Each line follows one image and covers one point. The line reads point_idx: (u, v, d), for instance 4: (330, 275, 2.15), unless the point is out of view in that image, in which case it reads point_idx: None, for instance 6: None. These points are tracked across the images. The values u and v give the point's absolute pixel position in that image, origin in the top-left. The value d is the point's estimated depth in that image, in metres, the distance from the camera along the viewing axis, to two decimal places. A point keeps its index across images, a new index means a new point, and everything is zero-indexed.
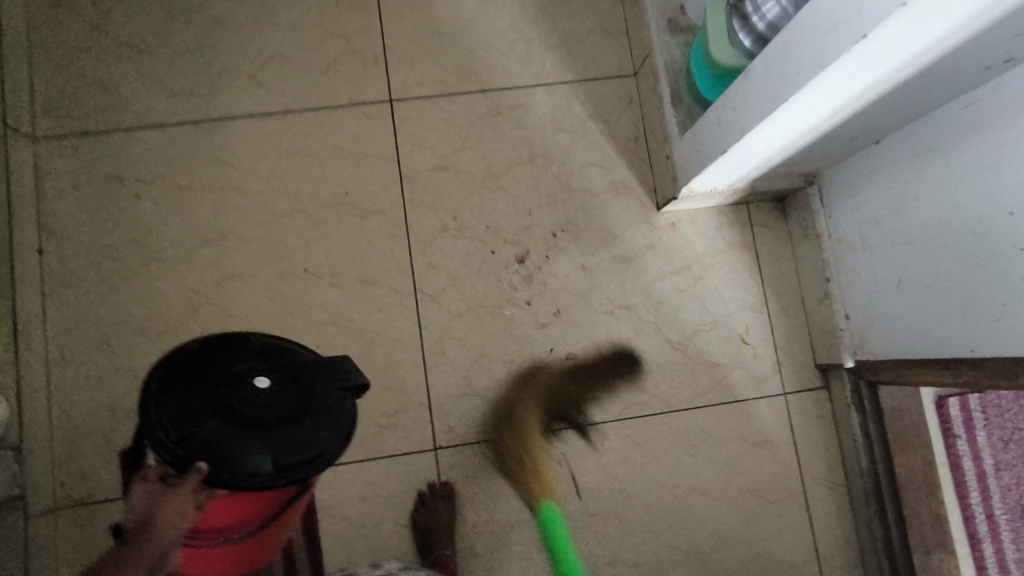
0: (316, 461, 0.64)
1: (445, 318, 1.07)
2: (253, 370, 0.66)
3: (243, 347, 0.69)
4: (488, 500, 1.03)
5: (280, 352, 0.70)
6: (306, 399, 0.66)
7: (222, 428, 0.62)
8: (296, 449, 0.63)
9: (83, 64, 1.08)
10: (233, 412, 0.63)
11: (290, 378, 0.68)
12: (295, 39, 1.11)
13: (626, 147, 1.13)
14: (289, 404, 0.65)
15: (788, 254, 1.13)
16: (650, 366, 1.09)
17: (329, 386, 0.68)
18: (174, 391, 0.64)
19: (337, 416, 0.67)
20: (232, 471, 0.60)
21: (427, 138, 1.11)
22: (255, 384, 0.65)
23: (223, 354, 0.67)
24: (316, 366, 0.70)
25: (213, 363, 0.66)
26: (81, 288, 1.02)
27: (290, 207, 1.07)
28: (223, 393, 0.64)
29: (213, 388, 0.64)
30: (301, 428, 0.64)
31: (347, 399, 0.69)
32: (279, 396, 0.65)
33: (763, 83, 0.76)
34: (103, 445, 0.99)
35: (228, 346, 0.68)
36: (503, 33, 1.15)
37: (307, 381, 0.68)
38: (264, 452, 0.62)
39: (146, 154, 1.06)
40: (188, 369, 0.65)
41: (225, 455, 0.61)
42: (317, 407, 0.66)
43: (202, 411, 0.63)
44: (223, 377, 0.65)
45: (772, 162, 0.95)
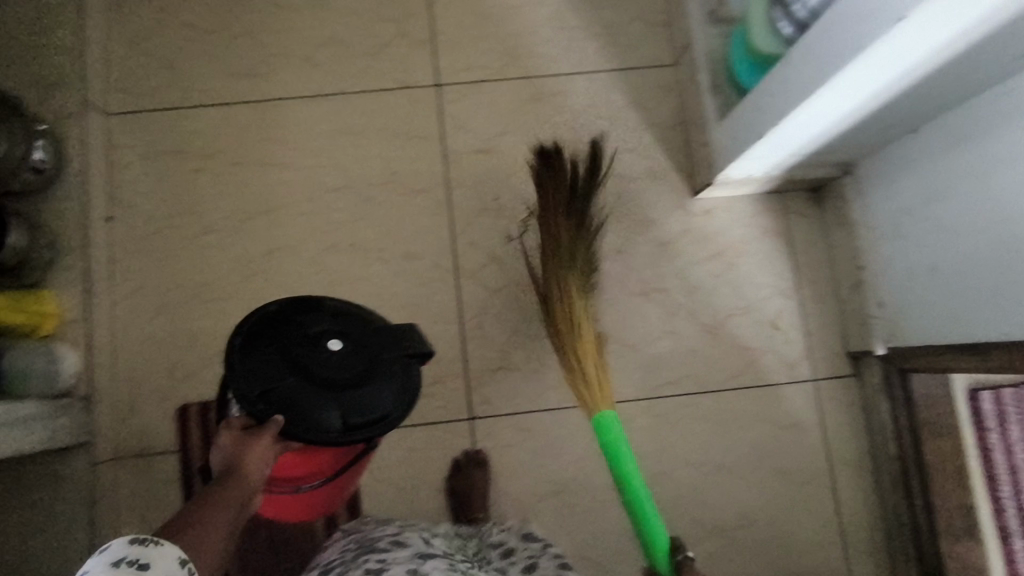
0: (381, 423, 0.68)
1: (484, 294, 1.11)
2: (327, 333, 0.70)
3: (317, 311, 0.73)
4: (521, 469, 1.07)
5: (351, 317, 0.73)
6: (376, 364, 0.70)
7: (297, 386, 0.66)
8: (364, 410, 0.67)
9: (152, 44, 1.14)
10: (308, 370, 0.67)
11: (360, 343, 0.71)
12: (349, 24, 1.17)
13: (664, 134, 1.16)
14: (359, 366, 0.69)
15: (822, 243, 1.14)
16: (681, 347, 1.11)
17: (396, 352, 0.71)
18: (255, 347, 0.68)
19: (406, 381, 0.71)
20: (307, 427, 0.65)
21: (472, 121, 1.15)
22: (328, 346, 0.69)
23: (299, 318, 0.71)
24: (385, 332, 0.72)
25: (290, 327, 0.70)
26: (145, 254, 1.09)
27: (340, 184, 1.13)
28: (299, 354, 0.68)
29: (291, 346, 0.69)
30: (369, 391, 0.68)
31: (414, 366, 0.72)
32: (350, 358, 0.69)
33: (802, 66, 0.78)
34: (162, 400, 1.06)
35: (304, 310, 0.72)
36: (546, 21, 1.19)
37: (378, 345, 0.71)
38: (335, 411, 0.66)
39: (208, 131, 1.13)
40: (265, 331, 0.70)
41: (300, 409, 0.65)
42: (387, 371, 0.70)
43: (280, 369, 0.67)
44: (299, 339, 0.69)
45: (808, 150, 0.97)
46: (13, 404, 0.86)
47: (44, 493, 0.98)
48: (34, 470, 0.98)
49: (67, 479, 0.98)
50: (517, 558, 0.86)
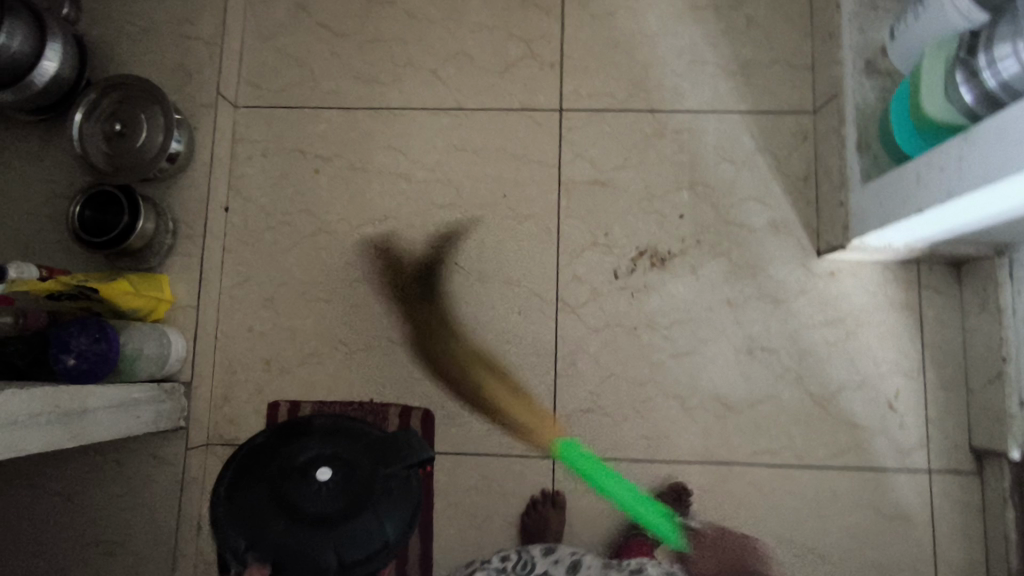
0: (381, 548, 0.73)
1: (582, 331, 1.07)
2: (315, 462, 0.76)
3: (307, 435, 0.79)
4: (598, 516, 1.03)
5: (340, 437, 0.79)
6: (363, 490, 0.75)
7: (287, 525, 0.73)
8: (358, 541, 0.72)
9: (286, 43, 1.16)
10: (298, 505, 0.74)
11: (349, 466, 0.77)
12: (478, 39, 1.15)
13: (793, 186, 1.09)
14: (348, 494, 0.75)
15: (956, 324, 1.05)
16: (785, 415, 1.04)
17: (392, 467, 0.77)
18: (246, 485, 0.75)
19: (402, 497, 0.76)
20: (306, 564, 0.71)
21: (590, 151, 1.11)
22: (318, 476, 0.75)
23: (288, 447, 0.78)
24: (377, 448, 0.78)
25: (280, 459, 0.77)
26: (256, 248, 1.11)
27: (450, 201, 1.11)
28: (289, 488, 0.75)
29: (281, 480, 0.75)
30: (362, 518, 0.73)
31: (410, 477, 0.77)
32: (339, 485, 0.75)
33: (989, 147, 0.70)
34: (255, 394, 1.08)
35: (292, 438, 0.79)
36: (680, 54, 1.14)
37: (365, 468, 0.76)
38: (329, 547, 0.72)
39: (328, 133, 1.14)
40: (255, 467, 0.77)
41: (295, 548, 0.71)
42: (378, 493, 0.75)
43: (270, 509, 0.74)
44: (290, 471, 0.76)
45: (963, 229, 0.88)
46: (125, 388, 0.90)
47: (139, 470, 1.01)
48: (134, 447, 1.01)
49: (162, 460, 1.01)
50: (559, 556, 0.97)
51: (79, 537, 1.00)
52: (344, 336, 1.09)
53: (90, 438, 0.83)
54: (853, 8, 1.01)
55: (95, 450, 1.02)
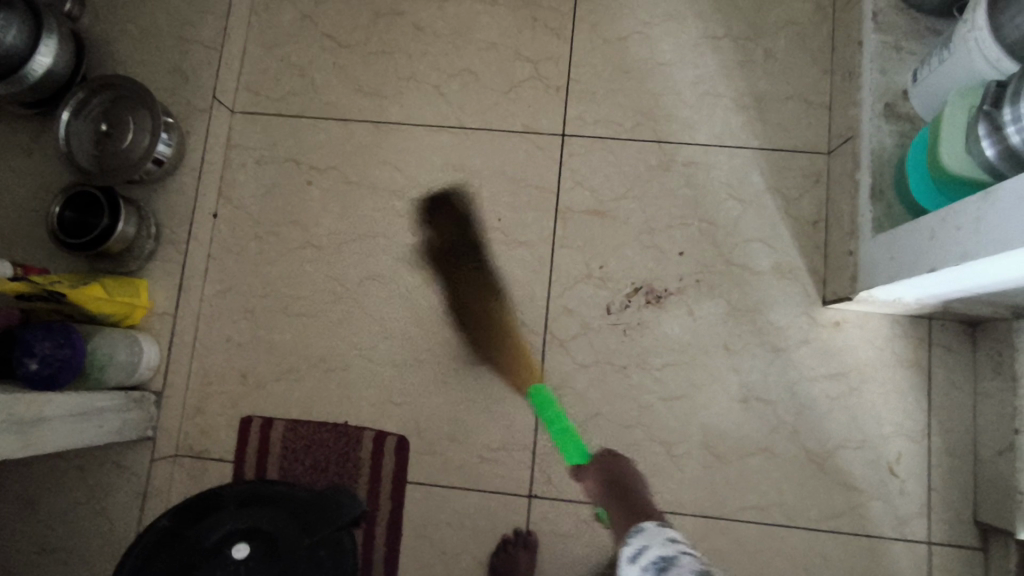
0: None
1: (570, 367, 1.03)
2: (228, 539, 0.73)
3: (221, 509, 0.76)
4: (572, 563, 0.98)
5: (256, 506, 0.76)
6: (285, 562, 0.72)
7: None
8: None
9: (288, 49, 1.14)
10: None
11: (267, 538, 0.73)
12: (484, 57, 1.12)
13: (802, 229, 1.03)
14: (269, 566, 0.71)
15: (968, 387, 0.98)
16: (778, 471, 0.99)
17: (318, 532, 0.74)
18: (155, 573, 0.72)
19: (332, 561, 0.72)
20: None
21: (591, 179, 1.07)
22: (233, 552, 0.72)
23: (198, 526, 0.75)
24: (302, 513, 0.75)
25: (193, 538, 0.74)
26: (241, 257, 1.08)
27: (443, 221, 1.08)
28: (205, 569, 0.72)
29: (193, 562, 0.72)
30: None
31: (343, 538, 0.74)
32: (259, 559, 0.72)
33: (1012, 209, 0.64)
34: (229, 407, 1.05)
35: (203, 515, 0.76)
36: (693, 84, 1.09)
37: (288, 536, 0.74)
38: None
39: (324, 144, 1.11)
40: (168, 551, 0.73)
41: None
42: (302, 562, 0.72)
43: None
44: (205, 550, 0.73)
45: (979, 291, 0.82)
46: (88, 396, 0.87)
47: (102, 478, 0.98)
48: (99, 454, 0.99)
49: (126, 470, 0.98)
50: None
51: (36, 543, 0.98)
52: (323, 354, 1.05)
53: (44, 446, 0.80)
54: (876, 48, 0.96)
55: (60, 454, 0.99)
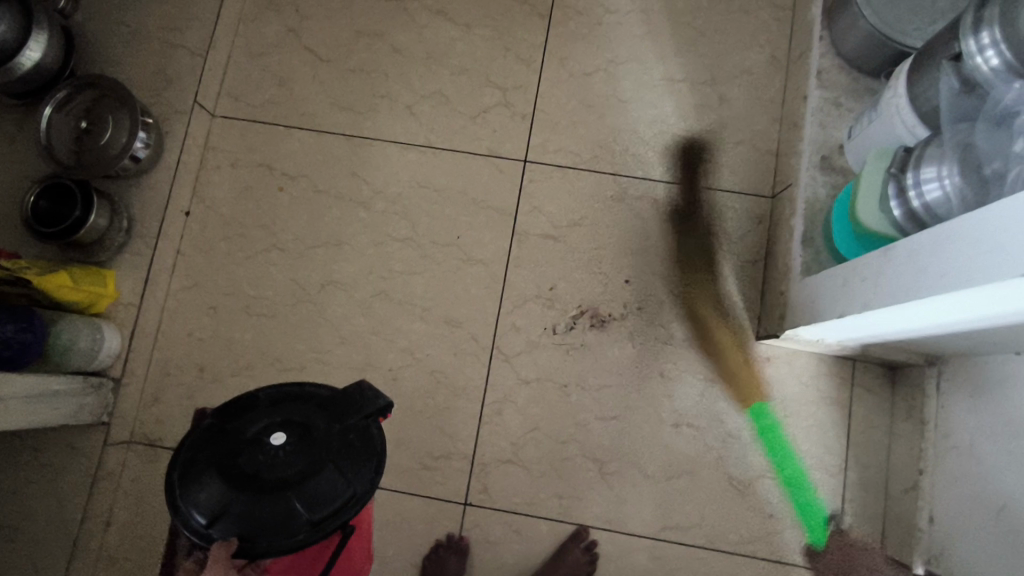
0: (351, 504, 0.65)
1: (513, 381, 1.08)
2: (266, 430, 0.68)
3: (254, 406, 0.71)
4: (500, 569, 1.03)
5: (289, 400, 0.71)
6: (322, 449, 0.67)
7: (246, 499, 0.64)
8: (324, 499, 0.65)
9: (271, 60, 1.19)
10: (256, 475, 0.65)
11: (304, 429, 0.68)
12: (457, 82, 1.18)
13: (742, 267, 1.10)
14: (306, 455, 0.67)
15: (884, 427, 1.04)
16: (702, 495, 1.04)
17: (350, 419, 0.69)
18: (194, 470, 0.67)
19: (363, 450, 0.68)
20: (273, 534, 0.63)
21: (548, 205, 1.13)
22: (271, 443, 0.67)
23: (234, 422, 0.69)
24: (332, 404, 0.71)
25: (227, 436, 0.68)
26: (209, 255, 1.13)
27: (405, 235, 1.13)
28: (240, 463, 0.66)
29: (230, 455, 0.67)
30: (327, 475, 0.66)
31: (370, 428, 0.70)
32: (296, 449, 0.67)
33: (903, 268, 0.70)
34: (184, 398, 1.09)
35: (238, 412, 0.70)
36: (651, 122, 1.15)
37: (321, 427, 0.69)
38: (296, 510, 0.64)
39: (298, 152, 1.16)
40: (202, 452, 0.68)
41: (260, 524, 0.64)
42: (339, 449, 0.67)
43: (225, 487, 0.65)
44: (239, 445, 0.68)
45: (889, 337, 0.89)
46: (46, 377, 0.91)
47: (56, 459, 1.02)
48: (54, 436, 1.03)
49: (80, 452, 1.02)
50: None
51: None
52: (279, 353, 1.10)
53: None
54: (817, 104, 1.03)
55: (16, 433, 1.03)
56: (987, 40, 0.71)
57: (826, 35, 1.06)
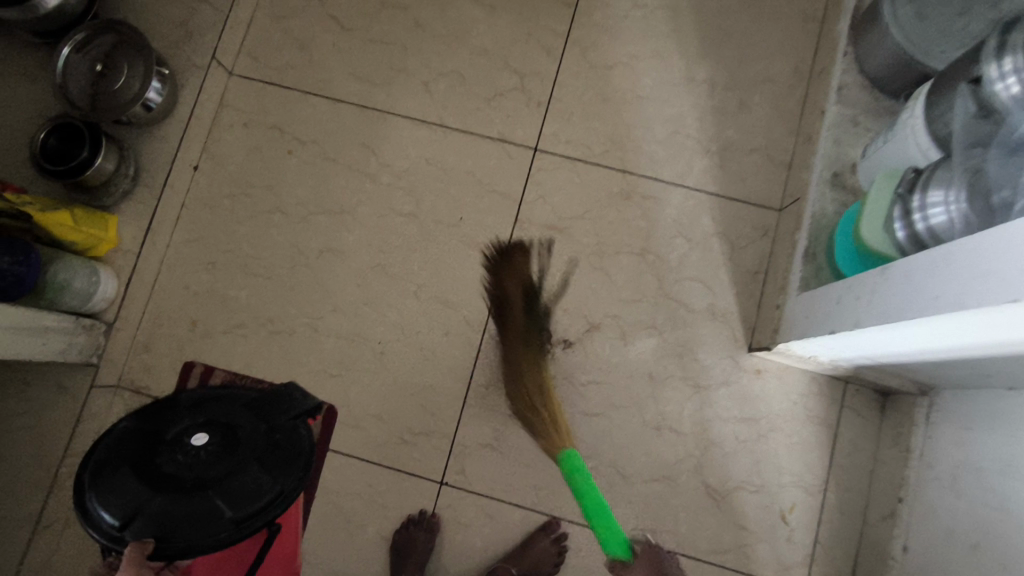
0: (275, 501, 0.67)
1: (500, 367, 1.08)
2: (187, 431, 0.70)
3: (175, 408, 0.72)
4: (468, 551, 1.03)
5: (214, 403, 0.73)
6: (245, 449, 0.69)
7: (165, 500, 0.65)
8: (247, 497, 0.66)
9: (293, 24, 1.20)
10: (175, 476, 0.67)
11: (228, 430, 0.70)
12: (475, 64, 1.17)
13: (742, 276, 1.08)
14: (227, 457, 0.68)
15: (869, 452, 1.03)
16: (678, 501, 1.03)
17: (278, 419, 0.71)
18: (111, 470, 0.67)
19: (290, 450, 0.70)
20: (192, 533, 0.64)
21: (554, 195, 1.12)
22: (192, 444, 0.68)
23: (156, 424, 0.70)
24: (259, 406, 0.72)
25: (147, 437, 0.69)
26: (212, 211, 1.14)
27: (408, 211, 1.13)
28: (158, 464, 0.67)
29: (149, 456, 0.68)
30: (250, 474, 0.67)
31: (297, 429, 0.72)
32: (218, 449, 0.68)
33: (895, 287, 0.70)
34: (174, 349, 1.09)
35: (158, 414, 0.71)
36: (666, 123, 1.14)
37: (245, 428, 0.70)
38: (217, 508, 0.65)
39: (310, 118, 1.16)
40: (120, 453, 0.68)
41: (178, 525, 0.64)
42: (265, 448, 0.69)
43: (143, 487, 0.66)
44: (158, 446, 0.69)
45: (881, 360, 0.87)
46: (37, 313, 0.92)
47: (42, 393, 1.04)
48: (41, 369, 1.04)
49: (67, 390, 1.04)
50: None
51: None
52: (272, 315, 1.10)
53: None
54: (835, 119, 1.02)
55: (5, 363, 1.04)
56: (1010, 67, 0.69)
57: (852, 51, 1.04)
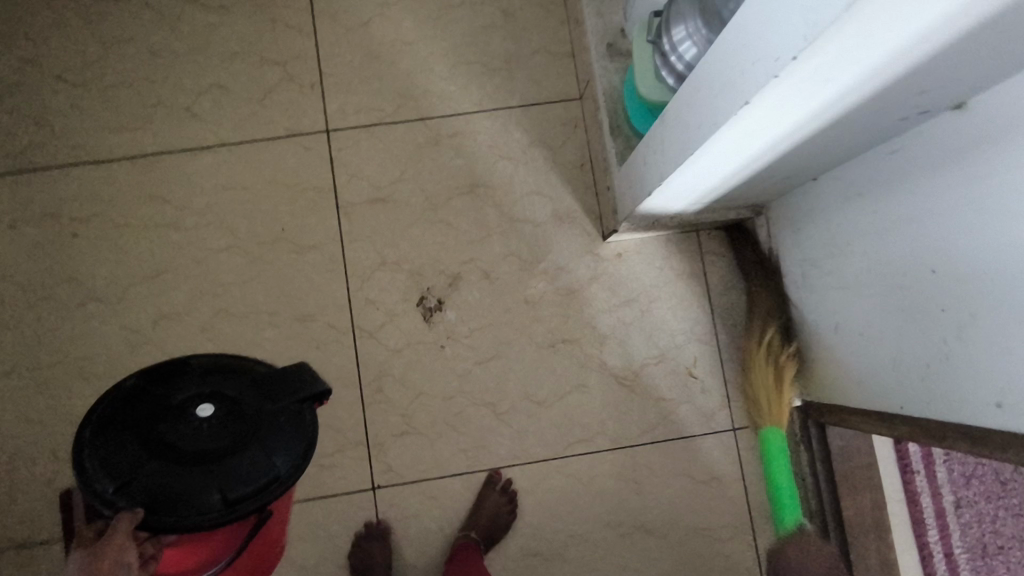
0: (270, 487, 0.64)
1: (384, 355, 1.05)
2: (194, 401, 0.66)
3: (184, 373, 0.68)
4: (427, 538, 1.02)
5: (223, 373, 0.68)
6: (249, 429, 0.65)
7: (163, 468, 0.62)
8: (245, 478, 0.63)
9: (17, 100, 1.07)
10: (173, 448, 0.63)
11: (235, 403, 0.66)
12: (231, 68, 1.09)
13: (571, 174, 1.10)
14: (233, 431, 0.64)
15: (740, 284, 1.09)
16: (595, 403, 1.06)
17: (284, 401, 0.67)
18: (107, 434, 0.63)
19: (293, 433, 0.67)
20: (186, 509, 0.61)
21: (365, 169, 1.08)
22: (196, 415, 0.65)
23: (160, 385, 0.66)
24: (267, 383, 0.68)
25: (150, 400, 0.65)
26: (20, 329, 1.03)
27: (227, 243, 1.06)
28: (161, 431, 0.64)
29: (151, 423, 0.64)
30: (252, 453, 0.64)
31: (303, 413, 0.68)
32: (222, 424, 0.65)
33: (674, 129, 0.71)
34: (41, 486, 1.00)
35: (165, 377, 0.67)
36: (443, 56, 1.12)
37: (252, 404, 0.66)
38: (212, 488, 0.62)
39: (82, 191, 1.06)
40: (124, 413, 0.64)
41: (175, 498, 0.61)
42: (265, 430, 0.66)
43: (139, 455, 0.62)
44: (162, 413, 0.65)
45: (707, 198, 0.91)
46: None
47: None
48: None
49: None
50: None
51: None
52: None
53: None
54: None
55: None
56: None
57: None
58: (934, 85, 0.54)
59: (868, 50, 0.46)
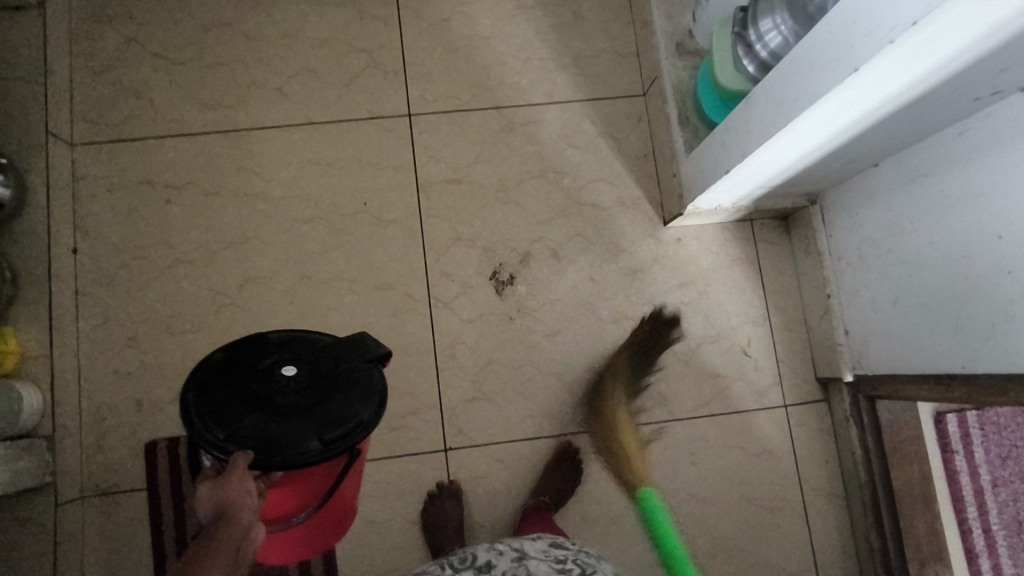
0: (358, 429, 0.67)
1: (457, 325, 1.11)
2: (278, 362, 0.70)
3: (263, 343, 0.72)
4: (495, 500, 1.07)
5: (297, 342, 0.73)
6: (331, 383, 0.69)
7: (261, 417, 0.65)
8: (335, 422, 0.67)
9: (118, 73, 1.14)
10: (266, 401, 0.66)
11: (314, 362, 0.71)
12: (320, 54, 1.17)
13: (635, 164, 1.17)
14: (317, 384, 0.69)
15: (791, 271, 1.16)
16: (655, 377, 1.12)
17: (357, 359, 0.72)
18: (206, 394, 0.67)
19: (368, 386, 0.71)
20: (286, 450, 0.64)
21: (443, 152, 1.16)
22: (281, 374, 0.69)
23: (245, 352, 0.70)
24: (337, 347, 0.73)
25: (237, 365, 0.69)
26: (112, 288, 1.08)
27: (312, 215, 1.12)
28: (252, 388, 0.67)
29: (242, 382, 0.68)
30: (337, 401, 0.68)
31: (373, 370, 0.72)
32: (307, 379, 0.69)
33: (763, 107, 0.79)
34: (128, 437, 1.04)
35: (246, 347, 0.71)
36: (517, 51, 1.20)
37: (328, 363, 0.71)
38: (307, 431, 0.65)
39: (176, 161, 1.12)
40: (215, 377, 0.68)
41: (274, 442, 0.64)
42: (346, 382, 0.70)
43: (237, 407, 0.66)
44: (250, 374, 0.68)
45: (773, 182, 0.99)
46: None
47: (5, 535, 0.96)
48: None
49: (29, 522, 0.96)
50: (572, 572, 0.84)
51: None
52: None
53: None
54: None
55: None
56: None
57: None
58: (1013, 63, 0.63)
59: (971, 22, 0.54)
